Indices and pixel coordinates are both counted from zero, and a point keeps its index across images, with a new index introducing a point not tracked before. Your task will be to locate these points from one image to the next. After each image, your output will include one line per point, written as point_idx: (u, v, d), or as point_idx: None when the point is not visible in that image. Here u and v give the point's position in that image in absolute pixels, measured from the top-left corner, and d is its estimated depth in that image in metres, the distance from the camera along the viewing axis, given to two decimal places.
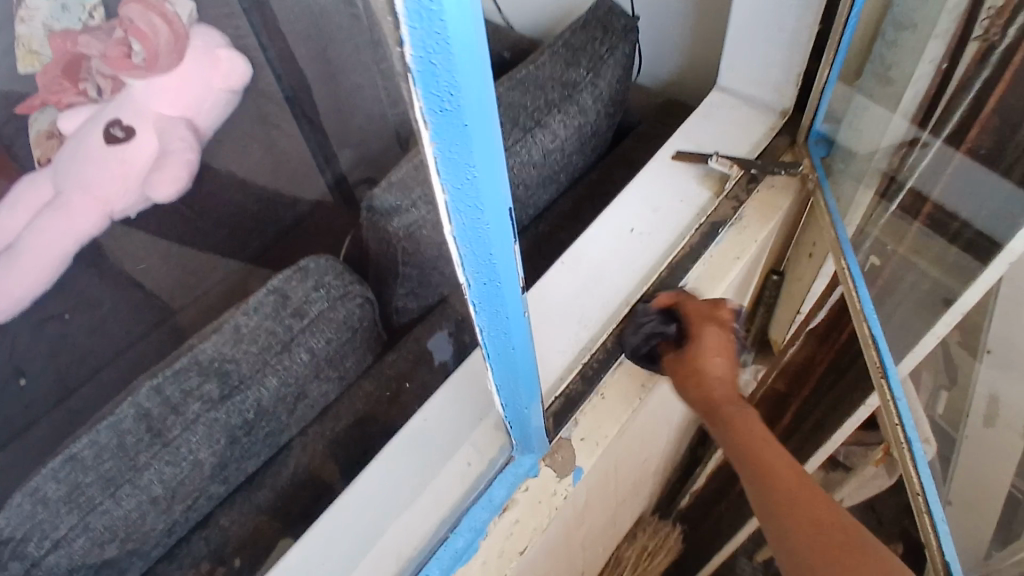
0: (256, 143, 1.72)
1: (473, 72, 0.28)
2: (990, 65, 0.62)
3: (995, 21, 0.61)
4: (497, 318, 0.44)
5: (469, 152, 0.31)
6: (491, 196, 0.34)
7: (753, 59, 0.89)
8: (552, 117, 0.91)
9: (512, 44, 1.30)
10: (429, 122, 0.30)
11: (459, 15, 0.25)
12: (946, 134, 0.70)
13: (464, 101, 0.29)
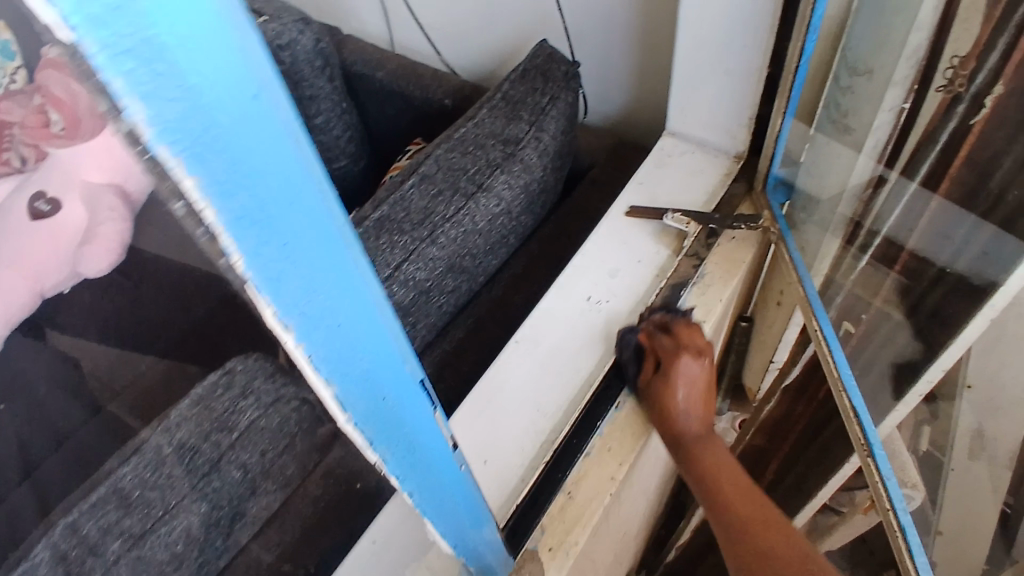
0: None
1: (326, 250, 0.22)
2: (958, 113, 0.58)
3: (959, 72, 0.56)
4: (425, 481, 0.37)
5: (349, 337, 0.25)
6: (388, 366, 0.28)
7: (702, 103, 0.84)
8: (495, 179, 0.84)
9: (454, 89, 1.24)
10: (291, 330, 0.23)
11: (292, 199, 0.20)
12: (920, 177, 0.65)
13: (326, 289, 0.23)
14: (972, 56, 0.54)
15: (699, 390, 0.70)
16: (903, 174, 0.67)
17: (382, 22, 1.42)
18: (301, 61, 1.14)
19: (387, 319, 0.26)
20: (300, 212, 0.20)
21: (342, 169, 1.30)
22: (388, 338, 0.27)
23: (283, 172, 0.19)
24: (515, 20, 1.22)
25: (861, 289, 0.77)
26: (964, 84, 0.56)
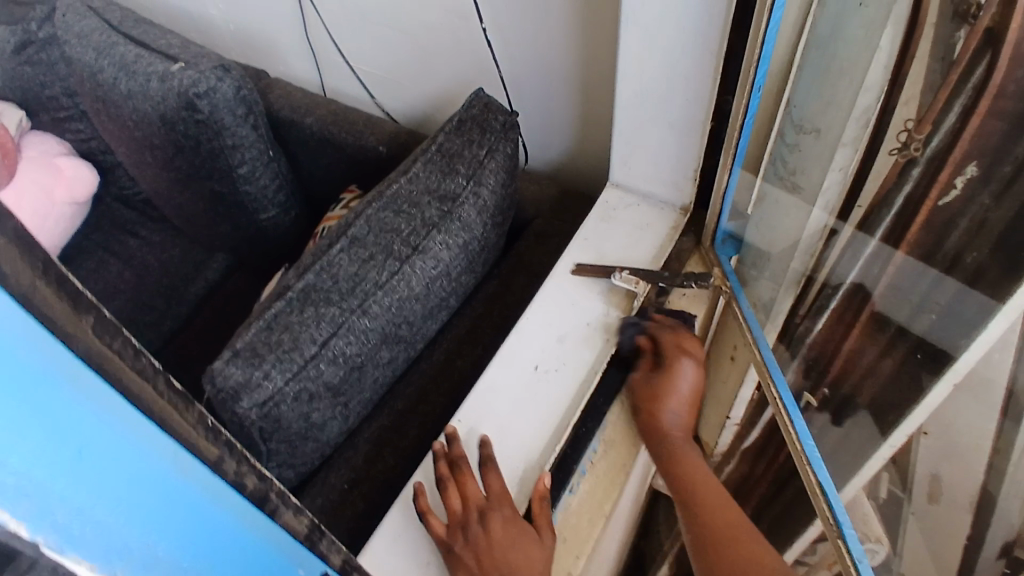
0: (111, 255, 1.48)
1: (81, 435, 0.23)
2: (921, 165, 0.58)
3: (914, 135, 0.58)
4: None
5: (141, 531, 0.26)
6: (210, 525, 0.29)
7: (646, 156, 0.80)
8: (432, 240, 0.78)
9: (389, 135, 1.18)
10: (74, 547, 0.24)
11: (44, 423, 0.22)
12: (881, 232, 0.64)
13: (104, 494, 0.24)
14: (926, 120, 0.56)
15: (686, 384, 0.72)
16: (860, 231, 0.66)
17: (312, 65, 1.35)
18: (221, 110, 1.07)
19: (199, 481, 0.27)
20: (50, 410, 0.22)
21: (270, 219, 1.24)
22: (201, 500, 0.28)
23: (29, 400, 0.21)
24: (451, 66, 1.17)
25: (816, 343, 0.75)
26: (919, 147, 0.58)
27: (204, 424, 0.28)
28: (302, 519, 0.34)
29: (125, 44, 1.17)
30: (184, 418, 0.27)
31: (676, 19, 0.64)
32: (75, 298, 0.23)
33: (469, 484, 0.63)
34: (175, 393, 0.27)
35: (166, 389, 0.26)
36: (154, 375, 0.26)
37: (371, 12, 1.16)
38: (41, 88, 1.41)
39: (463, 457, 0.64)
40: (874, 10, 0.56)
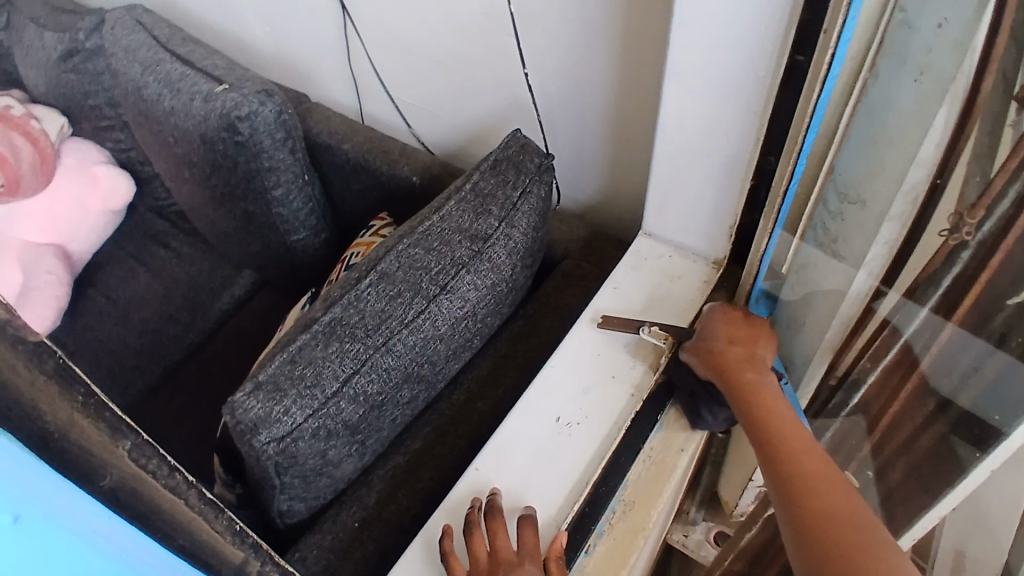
0: (141, 264, 1.50)
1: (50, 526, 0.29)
2: (973, 244, 0.57)
3: (965, 218, 0.57)
4: None
5: None
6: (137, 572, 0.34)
7: (682, 208, 0.78)
8: (460, 280, 0.77)
9: (424, 166, 1.19)
10: None
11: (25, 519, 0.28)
12: (931, 304, 0.63)
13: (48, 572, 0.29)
14: (979, 206, 0.56)
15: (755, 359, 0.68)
16: (907, 299, 0.65)
17: (352, 91, 1.37)
18: (261, 133, 1.09)
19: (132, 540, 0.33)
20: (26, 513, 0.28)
21: (301, 241, 1.25)
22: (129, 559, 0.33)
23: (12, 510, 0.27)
24: (489, 101, 1.18)
25: (859, 404, 0.75)
26: (970, 231, 0.57)
27: (166, 470, 0.35)
28: (242, 546, 0.40)
29: (171, 62, 1.19)
30: (153, 476, 0.34)
31: (721, 77, 0.64)
32: (114, 426, 0.32)
33: (501, 536, 0.61)
34: (120, 459, 0.32)
35: (142, 456, 0.33)
36: (145, 449, 0.33)
37: (415, 44, 1.18)
38: (86, 98, 1.45)
39: (498, 508, 0.63)
40: (927, 86, 0.57)
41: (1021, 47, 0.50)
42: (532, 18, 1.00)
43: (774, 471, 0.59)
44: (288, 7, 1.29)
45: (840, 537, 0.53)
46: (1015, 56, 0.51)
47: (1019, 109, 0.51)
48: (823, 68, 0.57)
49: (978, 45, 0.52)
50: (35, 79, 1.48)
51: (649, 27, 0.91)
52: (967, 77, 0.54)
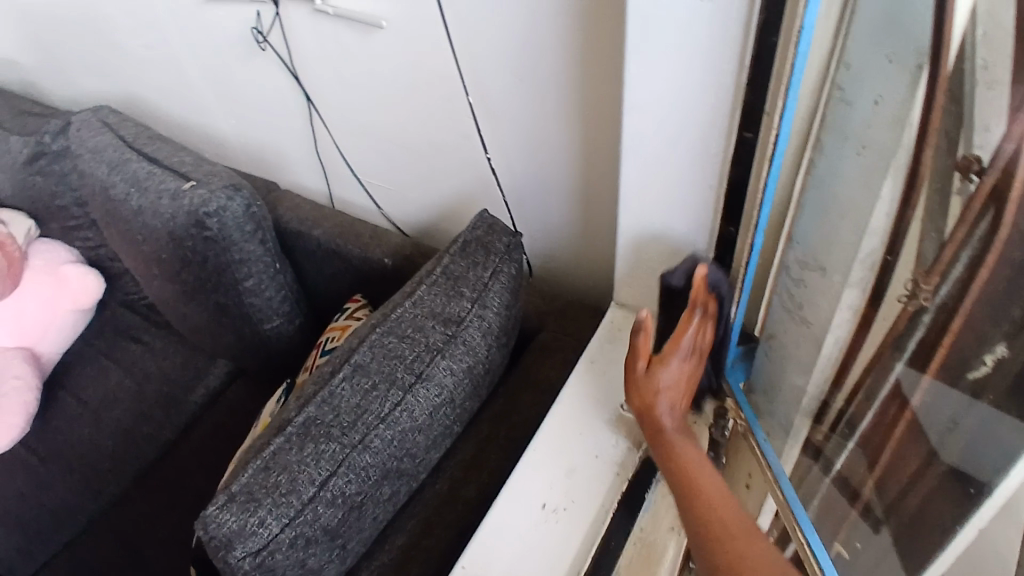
0: (112, 361, 1.47)
1: None
2: (933, 309, 0.58)
3: (922, 283, 0.58)
4: None
5: None
6: None
7: (649, 277, 0.79)
8: (435, 367, 0.76)
9: (395, 247, 1.19)
10: None
11: None
12: (907, 359, 0.62)
13: None
14: (934, 270, 0.57)
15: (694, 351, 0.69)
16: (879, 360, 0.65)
17: (320, 177, 1.39)
18: (230, 227, 1.09)
19: None
20: None
21: (274, 328, 1.24)
22: None
23: None
24: (456, 180, 1.20)
25: (844, 467, 0.73)
26: (927, 296, 0.58)
27: None
28: None
29: (137, 161, 1.20)
30: None
31: (669, 161, 0.67)
32: None
33: None
34: None
35: None
36: None
37: (380, 129, 1.20)
38: (52, 199, 1.44)
39: None
40: (871, 159, 0.59)
41: (958, 106, 0.51)
42: (492, 100, 1.03)
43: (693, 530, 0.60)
44: (254, 102, 1.32)
45: None
46: (955, 114, 0.52)
47: (963, 177, 0.53)
48: (769, 148, 0.60)
49: (915, 117, 0.54)
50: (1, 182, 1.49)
51: (604, 101, 0.94)
52: (908, 149, 0.56)
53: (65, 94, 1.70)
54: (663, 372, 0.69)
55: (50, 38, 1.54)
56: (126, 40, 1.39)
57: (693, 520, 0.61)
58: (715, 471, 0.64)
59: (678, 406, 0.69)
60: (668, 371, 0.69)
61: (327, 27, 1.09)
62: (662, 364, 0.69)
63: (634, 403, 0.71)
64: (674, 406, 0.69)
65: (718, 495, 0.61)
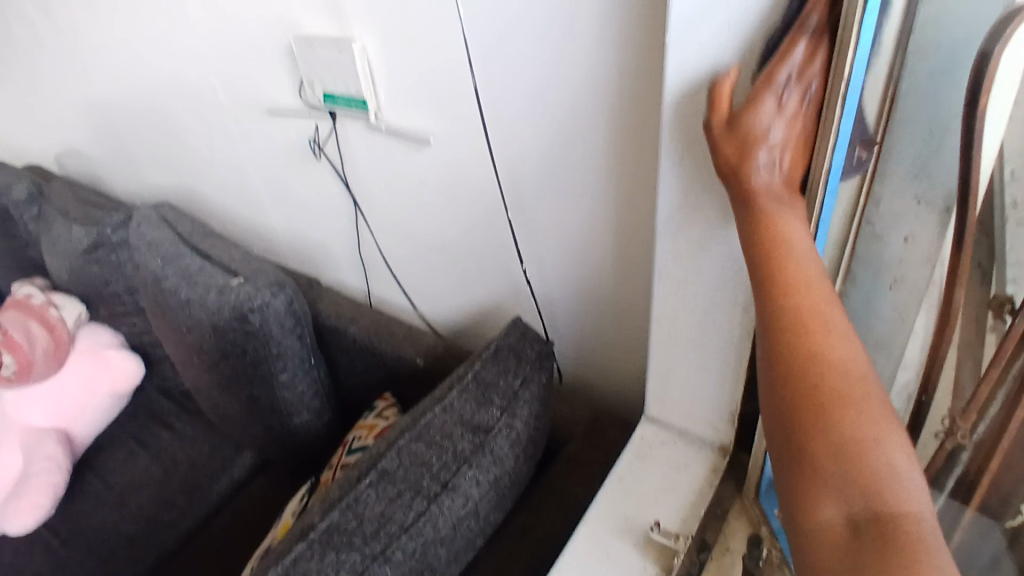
0: (141, 446, 1.48)
1: None
2: (971, 449, 0.58)
3: (959, 420, 0.58)
4: None
5: None
6: None
7: (681, 395, 0.79)
8: (461, 476, 0.76)
9: (427, 347, 1.21)
10: None
11: None
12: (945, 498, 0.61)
13: None
14: (971, 408, 0.57)
15: (803, 94, 0.52)
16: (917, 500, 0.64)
17: (361, 275, 1.44)
18: (271, 323, 1.13)
19: None
20: None
21: (303, 423, 1.25)
22: None
23: None
24: (492, 285, 1.23)
25: None
26: (965, 434, 0.58)
27: None
28: None
29: (191, 256, 1.27)
30: None
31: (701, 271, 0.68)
32: None
33: None
34: None
35: None
36: None
37: (421, 234, 1.25)
38: (104, 286, 1.51)
39: None
40: (903, 294, 0.61)
41: (990, 240, 0.53)
42: (529, 214, 1.08)
43: (783, 340, 0.50)
44: (305, 204, 1.40)
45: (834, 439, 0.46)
46: (986, 246, 0.53)
47: (997, 315, 0.54)
48: None
49: (946, 257, 0.56)
50: (58, 267, 1.57)
51: (638, 223, 0.97)
52: (940, 285, 0.58)
53: (129, 187, 1.82)
54: (762, 129, 0.53)
55: (124, 136, 1.67)
56: (192, 142, 1.50)
57: (777, 304, 0.50)
58: (812, 253, 0.52)
59: (781, 150, 0.53)
60: (770, 111, 0.52)
61: (379, 141, 1.17)
62: (764, 94, 0.52)
63: (717, 154, 0.56)
64: (776, 152, 0.53)
65: (817, 279, 0.51)
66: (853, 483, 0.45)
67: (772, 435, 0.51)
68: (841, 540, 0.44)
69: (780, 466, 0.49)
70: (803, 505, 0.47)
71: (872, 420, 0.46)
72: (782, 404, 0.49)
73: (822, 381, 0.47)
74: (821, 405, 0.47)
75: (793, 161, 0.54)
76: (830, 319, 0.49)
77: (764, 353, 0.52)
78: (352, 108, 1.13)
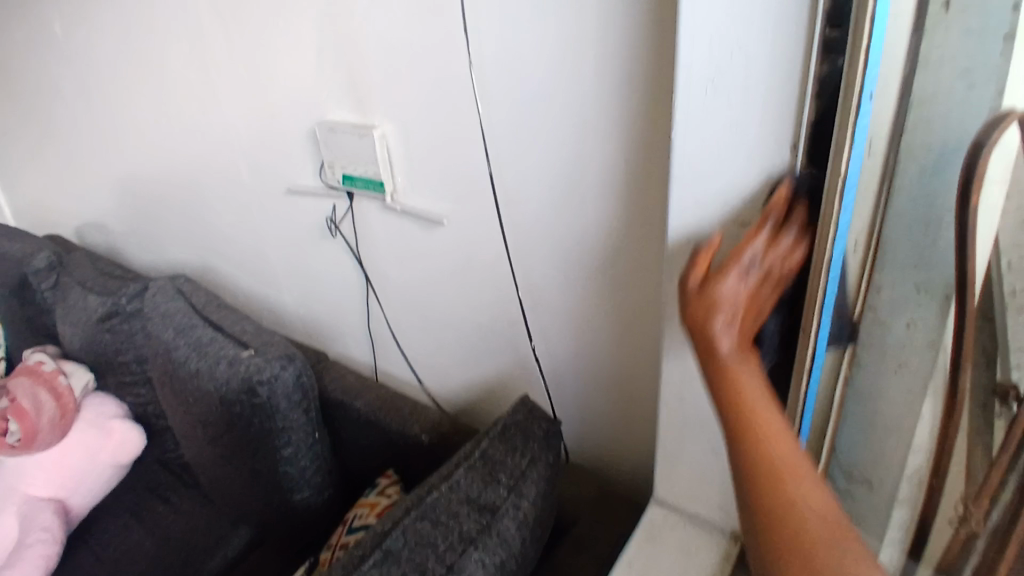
0: (136, 520, 1.45)
1: None
2: (986, 537, 0.59)
3: (976, 504, 0.59)
4: None
5: None
6: None
7: (690, 475, 0.79)
8: (467, 558, 0.74)
9: (433, 424, 1.20)
10: None
11: None
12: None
13: None
14: (984, 493, 0.59)
15: (766, 265, 0.56)
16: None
17: (368, 349, 1.46)
18: (278, 396, 1.13)
19: None
20: None
21: (303, 500, 1.22)
22: None
23: None
24: (499, 362, 1.24)
25: None
26: (980, 520, 0.59)
27: None
28: None
29: (203, 327, 1.29)
30: None
31: None
32: None
33: None
34: None
35: None
36: None
37: (431, 310, 1.28)
38: (115, 355, 1.52)
39: None
40: (909, 377, 0.62)
41: (991, 325, 0.56)
42: (538, 292, 1.10)
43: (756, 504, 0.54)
44: (317, 279, 1.43)
45: None
46: (988, 331, 0.56)
47: (1003, 400, 0.57)
48: (807, 360, 0.60)
49: (948, 343, 0.59)
50: (70, 335, 1.59)
51: (646, 305, 0.99)
52: (944, 370, 0.60)
53: (146, 259, 1.87)
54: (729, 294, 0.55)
55: (145, 211, 1.73)
56: (213, 218, 1.55)
57: (750, 465, 0.55)
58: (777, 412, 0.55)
59: (736, 320, 0.55)
60: (738, 280, 0.55)
61: (394, 220, 1.21)
62: (731, 268, 0.55)
63: (686, 312, 0.57)
64: (735, 319, 0.55)
65: (782, 438, 0.54)
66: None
67: (753, 549, 0.56)
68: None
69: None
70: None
71: (846, 543, 0.51)
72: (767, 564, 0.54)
73: (793, 517, 0.53)
74: (793, 533, 0.52)
75: (752, 318, 0.57)
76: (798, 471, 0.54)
77: (738, 489, 0.57)
78: (370, 189, 1.18)
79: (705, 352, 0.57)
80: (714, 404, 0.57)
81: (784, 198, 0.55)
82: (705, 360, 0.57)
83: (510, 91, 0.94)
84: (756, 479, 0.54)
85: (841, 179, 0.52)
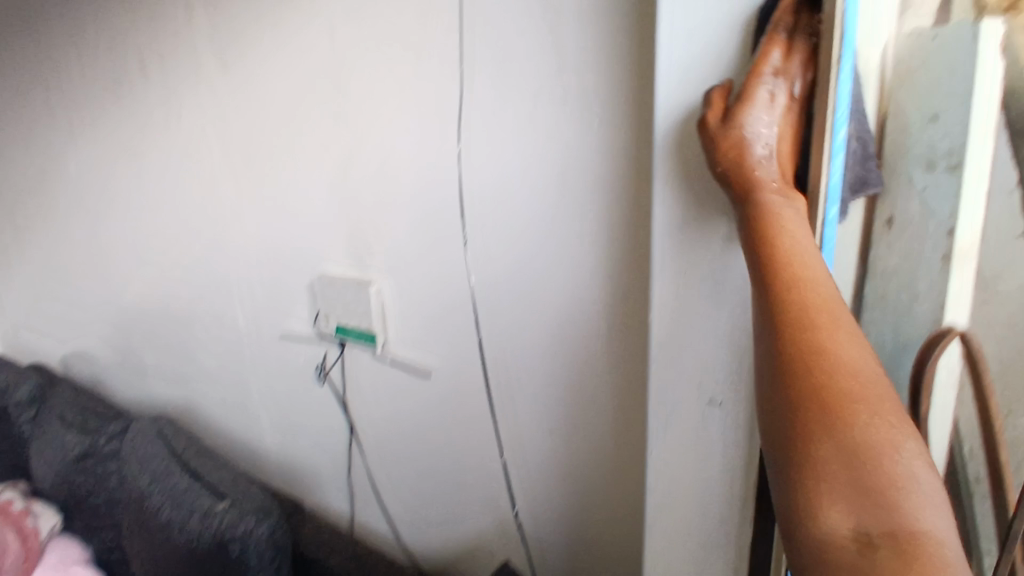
0: None
1: None
2: None
3: None
4: None
5: None
6: None
7: None
8: None
9: None
10: None
11: None
12: None
13: None
14: None
15: (789, 93, 0.59)
16: None
17: (347, 499, 1.43)
18: (250, 556, 1.09)
19: None
20: None
21: None
22: None
23: None
24: (480, 519, 1.22)
25: None
26: None
27: None
28: None
29: (181, 476, 1.26)
30: None
31: None
32: None
33: None
34: None
35: None
36: None
37: (413, 462, 1.27)
38: (85, 496, 1.48)
39: None
40: None
41: None
42: (521, 451, 1.11)
43: (780, 340, 0.48)
44: (301, 425, 1.43)
45: (849, 454, 0.41)
46: None
47: None
48: None
49: None
50: (41, 472, 1.55)
51: (628, 470, 1.00)
52: None
53: (130, 393, 1.86)
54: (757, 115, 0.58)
55: (135, 345, 1.75)
56: (203, 357, 1.58)
57: (778, 301, 0.50)
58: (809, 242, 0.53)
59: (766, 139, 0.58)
60: (762, 114, 0.58)
61: (382, 371, 1.24)
62: (754, 92, 0.58)
63: (713, 152, 0.60)
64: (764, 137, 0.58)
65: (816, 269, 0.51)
66: (866, 493, 0.39)
67: (765, 403, 0.48)
68: (851, 550, 0.38)
69: (776, 467, 0.45)
70: (804, 516, 0.41)
71: (890, 425, 0.42)
72: (779, 405, 0.46)
73: (829, 386, 0.44)
74: (834, 409, 0.43)
75: (781, 149, 0.59)
76: (833, 312, 0.48)
77: (761, 366, 0.50)
78: (361, 341, 1.22)
79: (739, 191, 0.59)
80: (745, 244, 0.56)
81: (797, 9, 0.59)
82: (733, 184, 0.59)
83: (501, 263, 1.02)
84: (784, 308, 0.49)
85: (839, 16, 0.55)
